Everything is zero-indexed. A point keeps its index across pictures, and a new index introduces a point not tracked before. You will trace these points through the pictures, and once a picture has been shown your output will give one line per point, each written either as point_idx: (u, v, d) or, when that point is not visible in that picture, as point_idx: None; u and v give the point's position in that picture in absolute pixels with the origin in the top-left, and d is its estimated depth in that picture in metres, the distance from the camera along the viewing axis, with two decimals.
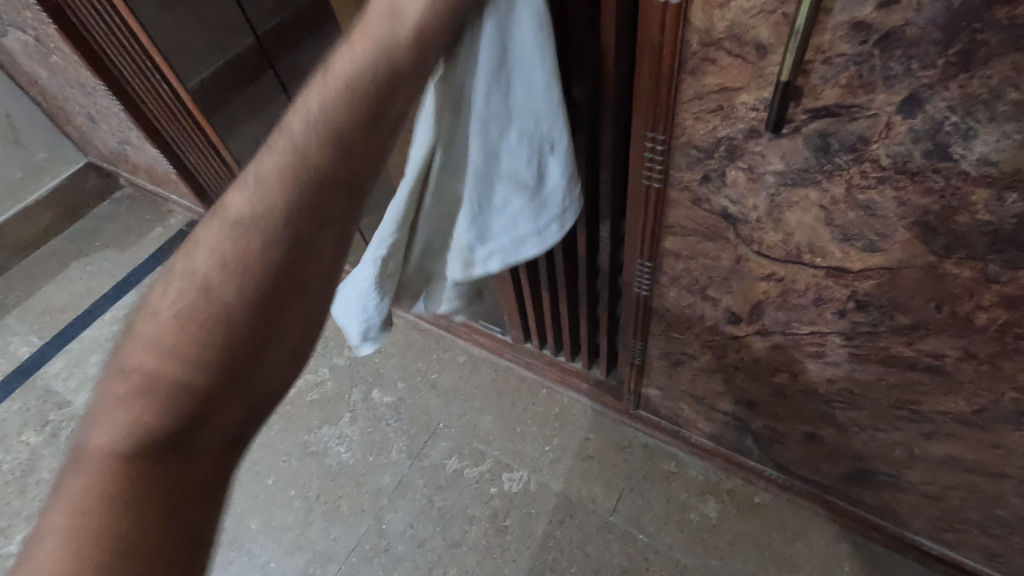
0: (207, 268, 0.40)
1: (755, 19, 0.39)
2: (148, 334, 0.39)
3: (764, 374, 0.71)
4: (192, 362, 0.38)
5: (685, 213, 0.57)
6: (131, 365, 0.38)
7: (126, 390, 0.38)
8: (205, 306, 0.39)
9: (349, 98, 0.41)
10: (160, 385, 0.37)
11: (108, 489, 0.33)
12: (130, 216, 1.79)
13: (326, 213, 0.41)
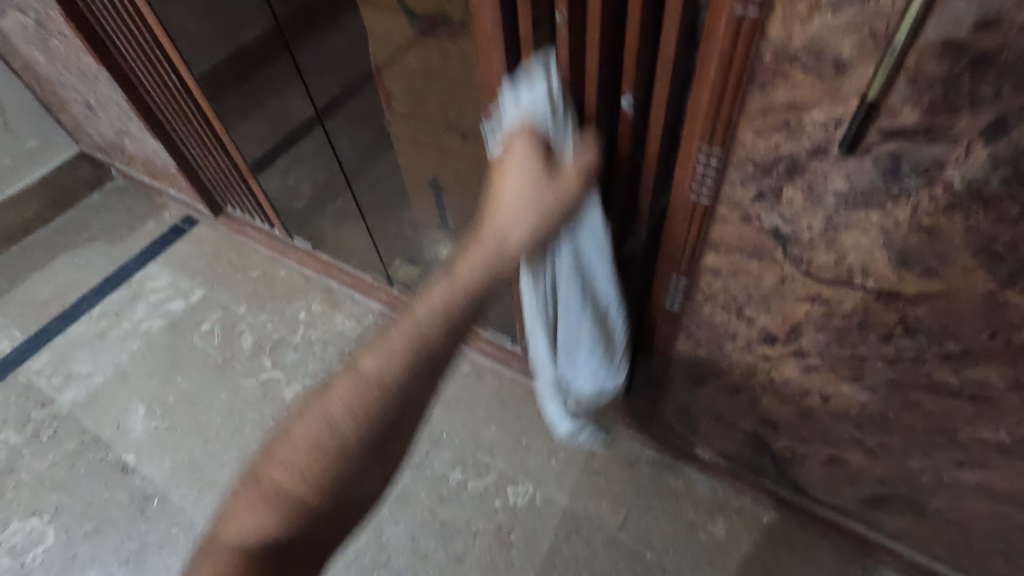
0: (374, 366, 0.50)
1: (839, 35, 0.38)
2: (319, 407, 0.49)
3: (793, 396, 0.70)
4: (345, 435, 0.47)
5: (731, 229, 0.56)
6: (300, 429, 0.48)
7: (296, 445, 0.48)
8: (365, 396, 0.49)
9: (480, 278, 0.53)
10: (320, 447, 0.47)
11: (275, 515, 0.46)
12: (122, 208, 1.74)
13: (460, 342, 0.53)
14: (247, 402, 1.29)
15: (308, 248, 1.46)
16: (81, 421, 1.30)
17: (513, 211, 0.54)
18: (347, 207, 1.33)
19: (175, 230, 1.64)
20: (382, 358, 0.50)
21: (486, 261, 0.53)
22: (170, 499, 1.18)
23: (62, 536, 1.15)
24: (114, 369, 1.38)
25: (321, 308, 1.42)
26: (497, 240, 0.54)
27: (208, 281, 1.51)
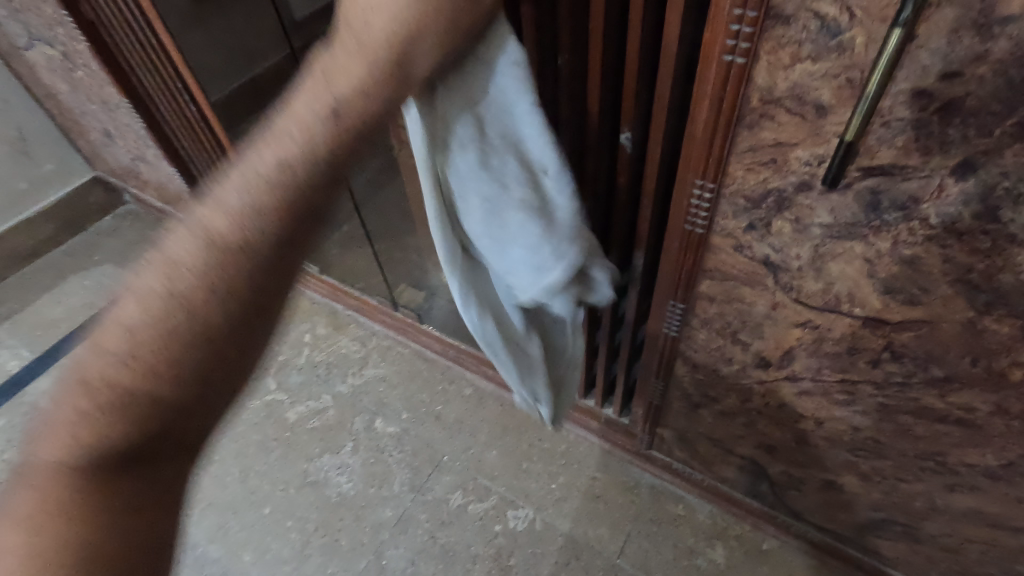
0: (162, 282, 0.36)
1: (819, 82, 0.41)
2: (109, 344, 0.35)
3: (788, 421, 0.72)
4: (149, 375, 0.35)
5: (725, 258, 0.58)
6: (91, 376, 0.35)
7: (81, 407, 0.34)
8: (149, 332, 0.35)
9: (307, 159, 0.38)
10: (111, 396, 0.35)
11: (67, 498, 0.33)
12: (133, 232, 1.78)
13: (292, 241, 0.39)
14: (250, 424, 1.30)
15: (315, 271, 1.46)
16: None
17: (352, 70, 0.38)
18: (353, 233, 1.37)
19: None
20: (185, 261, 0.36)
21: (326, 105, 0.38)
22: None
23: None
24: None
25: (325, 331, 1.45)
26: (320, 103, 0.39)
27: None
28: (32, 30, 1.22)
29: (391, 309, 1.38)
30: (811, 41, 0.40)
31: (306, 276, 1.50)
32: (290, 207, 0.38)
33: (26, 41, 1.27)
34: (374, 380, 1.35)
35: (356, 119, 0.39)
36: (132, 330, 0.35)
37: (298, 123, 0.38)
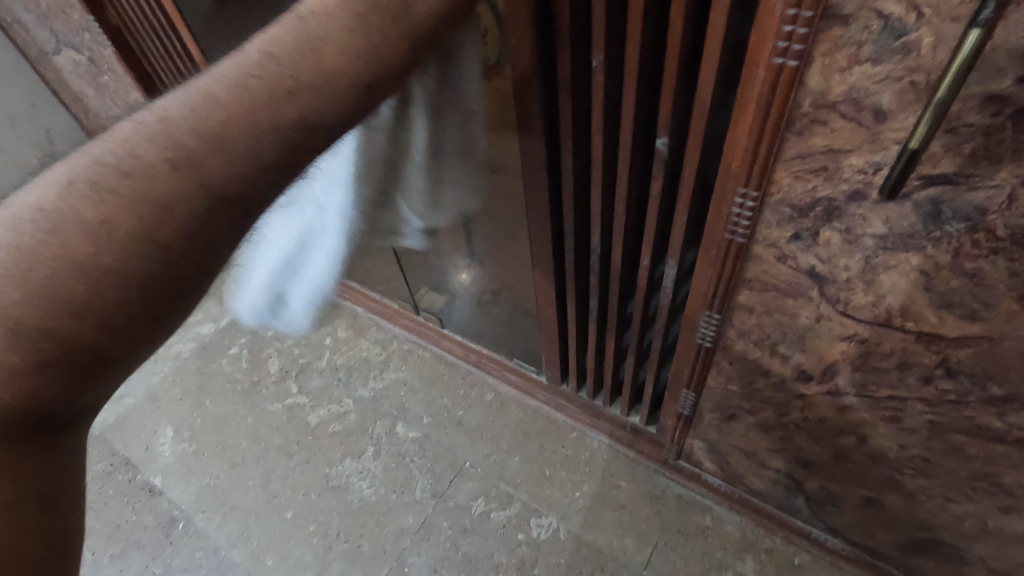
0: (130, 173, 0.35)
1: (878, 85, 0.39)
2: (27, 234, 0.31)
3: (828, 436, 0.69)
4: (82, 297, 0.31)
5: (766, 268, 0.56)
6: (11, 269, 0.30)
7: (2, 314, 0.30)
8: (96, 252, 0.32)
9: (299, 98, 0.41)
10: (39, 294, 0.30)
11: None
12: None
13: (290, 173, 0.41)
14: (272, 427, 1.30)
15: (338, 276, 1.44)
16: (111, 442, 1.32)
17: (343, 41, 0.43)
18: None
19: None
20: (163, 155, 0.36)
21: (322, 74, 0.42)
22: (194, 523, 1.18)
23: (89, 558, 1.16)
24: (144, 390, 1.40)
25: (346, 334, 1.45)
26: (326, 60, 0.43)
27: None
28: (60, 35, 1.23)
29: (412, 314, 1.37)
30: (872, 43, 0.37)
31: None
32: (284, 140, 0.39)
33: (53, 47, 1.29)
34: (396, 384, 1.34)
35: (343, 76, 0.42)
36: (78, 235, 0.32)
37: (282, 62, 0.41)
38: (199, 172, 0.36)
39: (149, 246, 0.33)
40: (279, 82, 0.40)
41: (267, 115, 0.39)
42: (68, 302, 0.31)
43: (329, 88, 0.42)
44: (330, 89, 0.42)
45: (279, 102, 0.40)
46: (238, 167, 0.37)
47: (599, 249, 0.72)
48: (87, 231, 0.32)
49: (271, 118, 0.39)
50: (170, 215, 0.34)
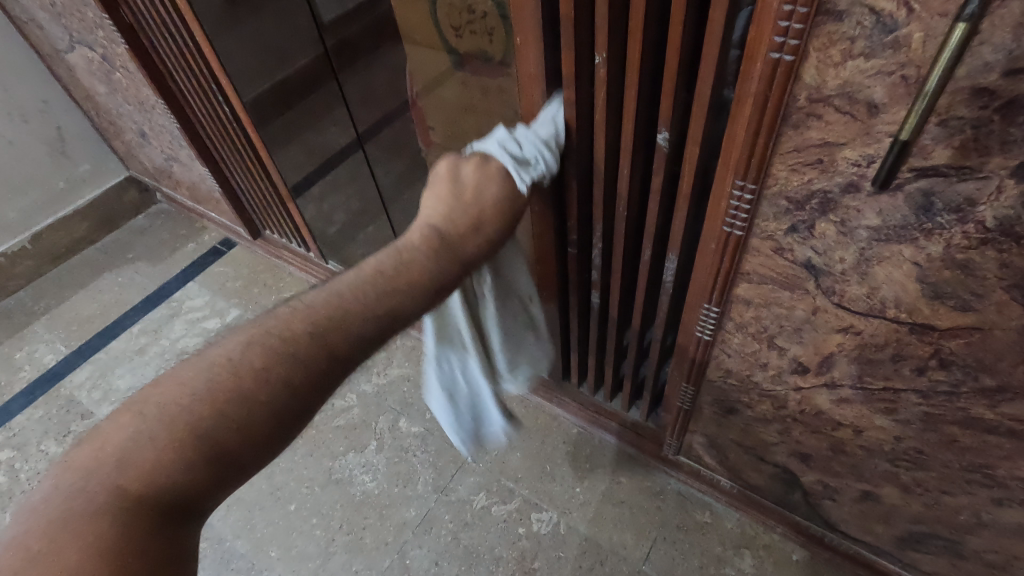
0: (322, 311, 0.54)
1: (872, 79, 0.40)
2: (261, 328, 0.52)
3: (824, 428, 0.70)
4: (268, 380, 0.49)
5: (764, 260, 0.57)
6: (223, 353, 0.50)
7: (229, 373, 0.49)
8: (284, 344, 0.51)
9: (437, 260, 0.58)
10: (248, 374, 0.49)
11: (173, 426, 0.45)
12: (164, 231, 1.82)
13: (393, 325, 0.56)
14: None
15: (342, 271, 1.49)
16: None
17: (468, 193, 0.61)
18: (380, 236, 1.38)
19: (214, 252, 1.73)
20: (340, 304, 0.54)
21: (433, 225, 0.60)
22: None
23: None
24: None
25: None
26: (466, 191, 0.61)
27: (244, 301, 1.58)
28: (74, 33, 1.25)
29: None
30: (865, 38, 0.39)
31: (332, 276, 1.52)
32: (395, 309, 0.56)
33: (67, 44, 1.31)
34: (399, 380, 1.36)
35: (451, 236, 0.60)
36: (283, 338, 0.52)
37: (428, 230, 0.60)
38: (332, 313, 0.54)
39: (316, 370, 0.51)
40: (409, 275, 0.57)
41: (394, 296, 0.56)
42: (266, 393, 0.49)
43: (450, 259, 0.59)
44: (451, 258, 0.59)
45: (411, 279, 0.57)
46: (378, 322, 0.55)
47: (600, 244, 0.74)
48: (279, 341, 0.52)
49: (385, 279, 0.56)
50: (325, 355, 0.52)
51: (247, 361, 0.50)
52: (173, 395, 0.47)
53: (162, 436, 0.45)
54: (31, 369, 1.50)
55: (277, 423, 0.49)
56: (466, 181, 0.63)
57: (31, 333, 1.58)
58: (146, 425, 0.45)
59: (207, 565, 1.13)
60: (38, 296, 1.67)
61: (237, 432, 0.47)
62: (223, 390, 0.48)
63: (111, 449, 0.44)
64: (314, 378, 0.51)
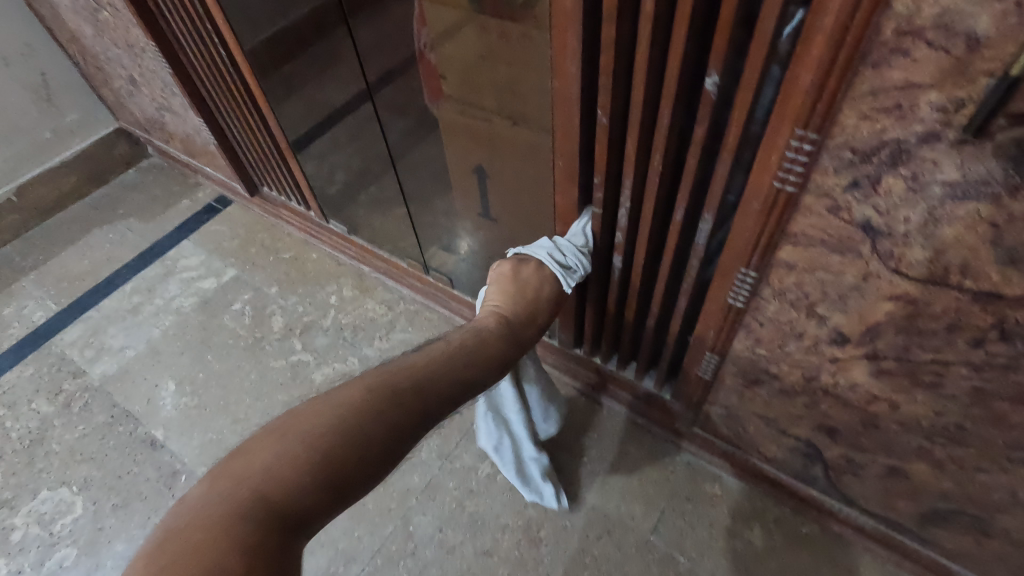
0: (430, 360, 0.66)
1: (977, 6, 0.35)
2: (382, 373, 0.61)
3: (856, 402, 0.67)
4: (381, 419, 0.56)
5: (815, 220, 0.53)
6: (352, 389, 0.58)
7: (352, 410, 0.55)
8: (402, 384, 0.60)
9: (519, 320, 0.76)
10: (364, 414, 0.55)
11: (292, 467, 0.49)
12: (157, 187, 1.76)
13: (485, 377, 0.69)
14: (276, 383, 1.29)
15: (343, 231, 1.45)
16: (112, 394, 1.31)
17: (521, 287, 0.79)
18: (383, 197, 1.32)
19: (209, 210, 1.67)
20: (445, 359, 0.66)
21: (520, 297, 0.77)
22: (197, 477, 1.17)
23: (90, 507, 1.14)
24: (146, 343, 1.39)
25: (352, 293, 1.44)
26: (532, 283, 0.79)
27: (240, 262, 1.53)
28: None
29: (421, 273, 1.35)
30: None
31: (333, 235, 1.48)
32: (499, 358, 0.71)
33: None
34: (402, 345, 1.33)
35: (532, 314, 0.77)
36: (394, 386, 0.59)
37: (509, 287, 0.79)
38: (437, 370, 0.64)
39: (426, 411, 0.60)
40: (495, 333, 0.73)
41: (484, 353, 0.70)
42: (384, 425, 0.56)
43: (531, 320, 0.77)
44: (532, 319, 0.77)
45: (503, 331, 0.73)
46: (478, 362, 0.69)
47: (629, 203, 0.69)
48: (389, 392, 0.58)
49: (477, 337, 0.71)
50: (429, 401, 0.61)
51: (378, 401, 0.57)
52: (323, 406, 0.55)
53: (297, 456, 0.49)
54: (20, 326, 1.45)
55: (383, 460, 0.55)
56: (527, 280, 0.79)
57: (20, 289, 1.53)
58: (289, 441, 0.50)
59: None
60: (26, 251, 1.61)
61: (357, 463, 0.53)
62: (343, 427, 0.53)
63: (254, 450, 0.50)
64: (415, 415, 0.59)
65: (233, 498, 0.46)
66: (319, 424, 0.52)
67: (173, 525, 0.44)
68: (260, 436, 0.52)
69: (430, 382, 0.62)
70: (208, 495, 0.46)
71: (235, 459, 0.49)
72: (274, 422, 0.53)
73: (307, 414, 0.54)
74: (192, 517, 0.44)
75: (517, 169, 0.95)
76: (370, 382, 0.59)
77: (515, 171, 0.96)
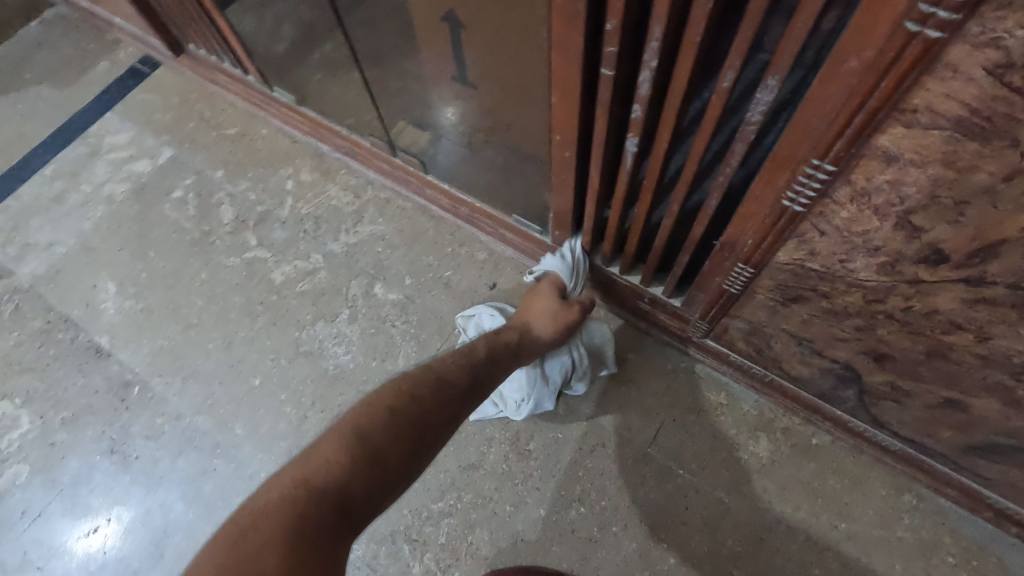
0: (481, 353, 0.74)
1: None
2: (449, 364, 0.69)
3: (928, 330, 0.53)
4: (438, 399, 0.64)
5: (954, 88, 0.34)
6: (426, 374, 0.66)
7: (419, 389, 0.63)
8: (454, 374, 0.68)
9: (551, 304, 0.86)
10: (427, 393, 0.63)
11: (377, 426, 0.57)
12: (65, 44, 1.43)
13: (515, 362, 0.78)
14: (231, 284, 1.14)
15: (289, 101, 1.20)
16: (45, 297, 1.15)
17: (551, 285, 0.87)
18: (331, 61, 1.05)
19: (132, 74, 1.38)
20: (489, 352, 0.76)
21: (552, 284, 0.87)
22: (151, 389, 1.06)
23: (37, 423, 1.04)
24: (77, 238, 1.20)
25: (311, 177, 1.23)
26: (556, 285, 0.88)
27: (177, 139, 1.29)
28: None
29: (387, 155, 1.15)
30: None
31: (280, 107, 1.24)
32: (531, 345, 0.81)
33: None
34: (372, 239, 1.16)
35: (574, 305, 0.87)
36: (451, 375, 0.67)
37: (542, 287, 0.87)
38: (481, 364, 0.72)
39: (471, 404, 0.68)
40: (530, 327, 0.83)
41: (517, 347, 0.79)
42: (439, 399, 0.64)
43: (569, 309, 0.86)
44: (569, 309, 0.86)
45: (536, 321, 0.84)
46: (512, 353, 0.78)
47: (656, 62, 0.49)
48: (448, 379, 0.66)
49: (518, 339, 0.81)
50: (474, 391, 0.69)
51: (421, 397, 0.62)
52: (413, 396, 0.62)
53: (301, 508, 0.47)
54: None
55: (438, 429, 0.62)
56: (557, 291, 0.87)
57: None
58: (389, 416, 0.58)
59: (167, 443, 1.01)
60: None
61: (363, 498, 0.52)
62: (414, 405, 0.61)
63: (370, 418, 0.57)
64: (462, 400, 0.66)
65: (287, 493, 0.49)
66: (325, 474, 0.50)
67: (292, 467, 0.51)
68: (320, 440, 0.55)
69: (422, 402, 0.62)
70: (272, 486, 0.50)
71: (297, 459, 0.52)
72: (378, 399, 0.60)
73: (310, 462, 0.51)
74: (316, 458, 0.52)
75: (497, 18, 0.71)
76: (385, 405, 0.59)
77: (494, 24, 0.73)
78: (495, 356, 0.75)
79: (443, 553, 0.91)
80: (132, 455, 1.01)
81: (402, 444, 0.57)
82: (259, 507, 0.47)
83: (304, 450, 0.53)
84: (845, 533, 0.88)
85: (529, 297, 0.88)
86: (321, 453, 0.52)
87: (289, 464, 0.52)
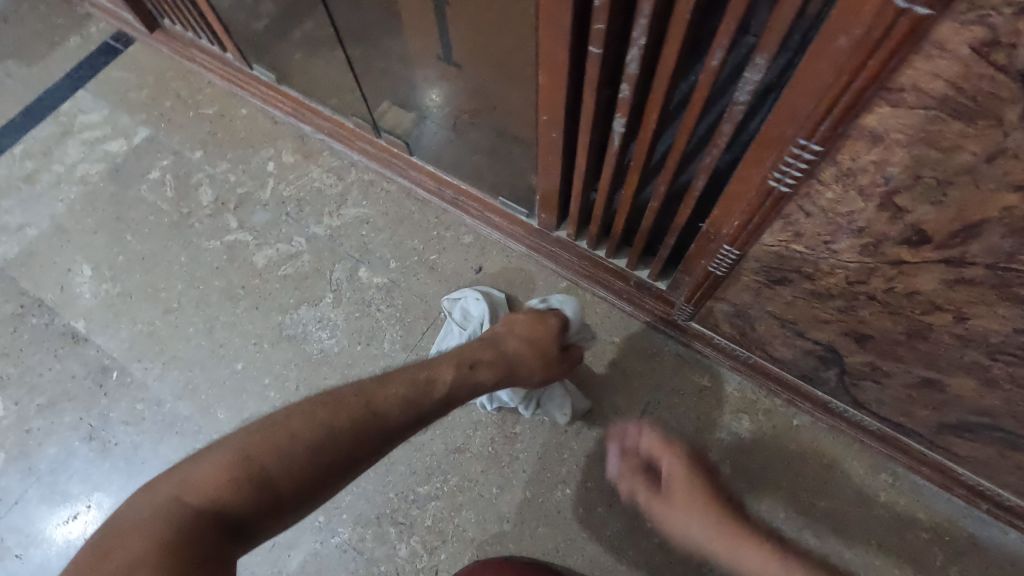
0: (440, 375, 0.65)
1: None
2: (394, 384, 0.61)
3: (908, 310, 0.54)
4: (369, 423, 0.56)
5: (941, 67, 0.34)
6: (361, 392, 0.58)
7: (346, 410, 0.55)
8: (398, 395, 0.60)
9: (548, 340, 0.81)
10: (356, 416, 0.55)
11: (283, 447, 0.50)
12: (33, 18, 1.37)
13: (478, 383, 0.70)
14: (211, 268, 1.11)
15: (269, 79, 1.16)
16: (18, 280, 1.12)
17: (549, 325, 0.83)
18: (312, 38, 1.03)
19: (105, 51, 1.33)
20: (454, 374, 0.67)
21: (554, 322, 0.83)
22: (130, 373, 1.04)
23: (12, 409, 1.02)
24: (50, 220, 1.16)
25: (293, 159, 1.21)
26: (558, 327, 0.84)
27: (153, 118, 1.25)
28: None
29: (371, 136, 1.11)
30: None
31: (260, 86, 1.20)
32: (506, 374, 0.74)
33: None
34: (356, 222, 1.14)
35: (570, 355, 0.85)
36: (393, 397, 0.59)
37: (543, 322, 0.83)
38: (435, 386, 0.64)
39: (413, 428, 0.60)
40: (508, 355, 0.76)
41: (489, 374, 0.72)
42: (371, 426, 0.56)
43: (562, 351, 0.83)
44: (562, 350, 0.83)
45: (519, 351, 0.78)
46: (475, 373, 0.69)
47: (645, 40, 0.49)
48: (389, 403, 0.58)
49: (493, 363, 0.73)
50: (419, 415, 0.61)
51: (338, 421, 0.54)
52: (338, 417, 0.54)
53: (169, 533, 0.44)
54: None
55: (362, 455, 0.55)
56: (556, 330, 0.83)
57: None
58: (302, 436, 0.51)
59: (148, 429, 1.00)
60: None
61: (252, 527, 0.48)
62: (338, 429, 0.53)
63: (280, 434, 0.51)
64: (400, 423, 0.58)
65: (160, 512, 0.45)
66: (203, 500, 0.46)
67: (177, 484, 0.47)
68: (207, 454, 0.49)
69: (345, 427, 0.54)
70: (148, 502, 0.46)
71: (182, 472, 0.48)
72: (295, 412, 0.53)
73: (193, 481, 0.47)
74: (203, 479, 0.47)
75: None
76: (298, 424, 0.52)
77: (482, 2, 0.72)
78: (456, 391, 0.66)
79: (429, 535, 0.91)
80: (111, 441, 0.99)
81: (310, 472, 0.51)
82: (131, 524, 0.44)
83: (192, 463, 0.49)
84: (824, 510, 0.90)
85: (528, 322, 0.82)
86: (210, 473, 0.48)
87: (170, 478, 0.48)
